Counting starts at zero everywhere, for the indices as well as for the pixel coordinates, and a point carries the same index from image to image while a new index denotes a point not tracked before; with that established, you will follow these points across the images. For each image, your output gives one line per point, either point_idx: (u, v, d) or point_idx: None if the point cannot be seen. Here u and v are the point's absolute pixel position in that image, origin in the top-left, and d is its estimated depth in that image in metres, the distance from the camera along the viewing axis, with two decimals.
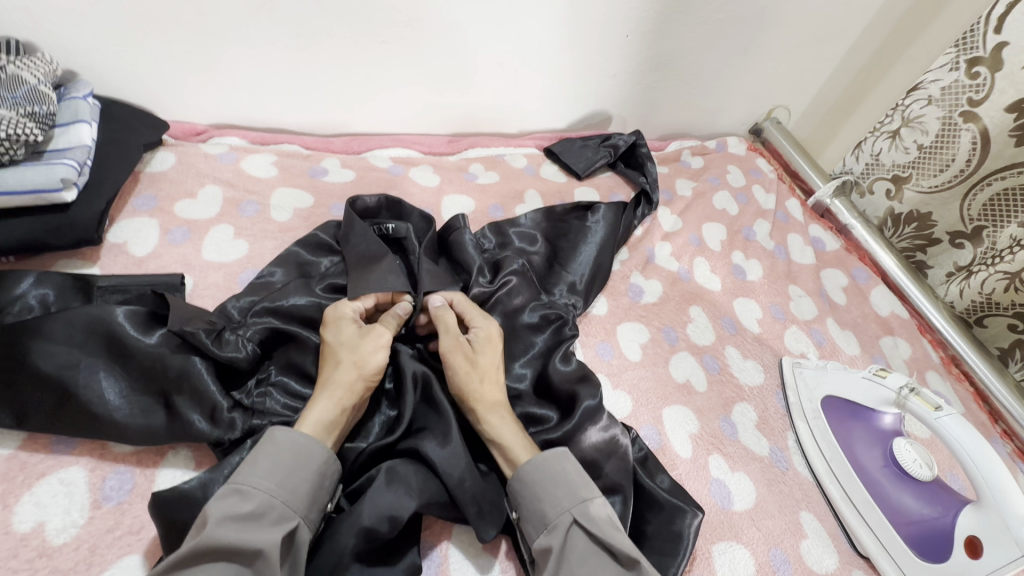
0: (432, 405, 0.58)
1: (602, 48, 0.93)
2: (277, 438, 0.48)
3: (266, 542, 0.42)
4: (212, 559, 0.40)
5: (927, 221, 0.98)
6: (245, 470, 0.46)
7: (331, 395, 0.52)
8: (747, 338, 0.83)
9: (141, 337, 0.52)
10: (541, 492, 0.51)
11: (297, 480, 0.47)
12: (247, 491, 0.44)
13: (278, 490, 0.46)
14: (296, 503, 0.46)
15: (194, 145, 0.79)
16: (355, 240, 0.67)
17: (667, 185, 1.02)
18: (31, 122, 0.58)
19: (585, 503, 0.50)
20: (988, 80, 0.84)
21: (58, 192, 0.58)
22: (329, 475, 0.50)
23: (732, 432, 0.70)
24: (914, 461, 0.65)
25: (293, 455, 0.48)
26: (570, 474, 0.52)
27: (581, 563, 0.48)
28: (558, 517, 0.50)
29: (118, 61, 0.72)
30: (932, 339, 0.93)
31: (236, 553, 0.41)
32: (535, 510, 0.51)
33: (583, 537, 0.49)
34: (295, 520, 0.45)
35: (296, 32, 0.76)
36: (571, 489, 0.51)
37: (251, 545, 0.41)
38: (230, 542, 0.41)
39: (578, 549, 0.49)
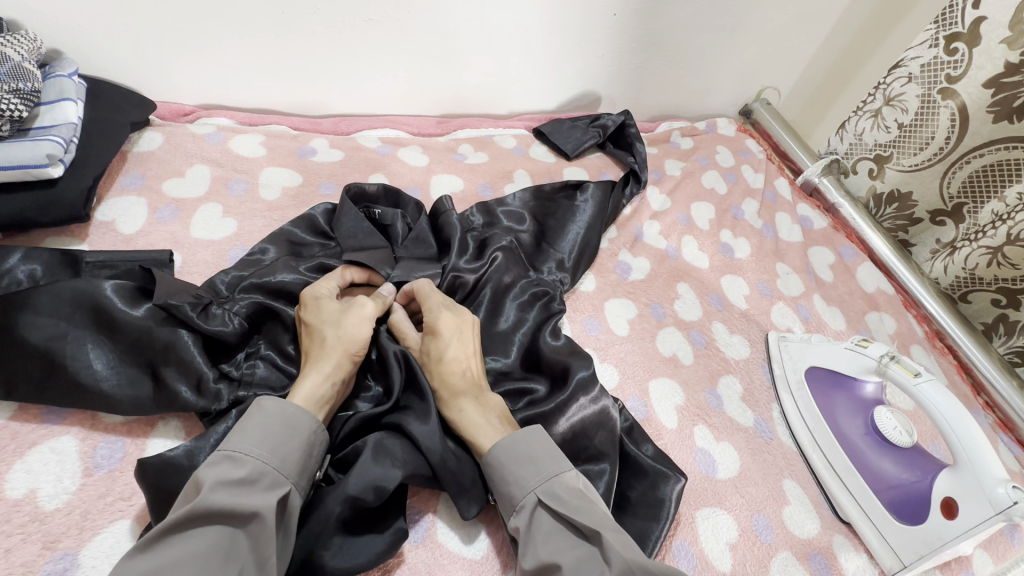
0: (415, 388, 0.58)
1: (589, 26, 0.93)
2: (267, 406, 0.48)
3: (262, 505, 0.43)
4: (208, 523, 0.40)
5: (908, 201, 1.00)
6: (235, 438, 0.46)
7: (320, 370, 0.53)
8: (734, 313, 0.84)
9: (128, 310, 0.53)
10: (507, 475, 0.52)
11: (288, 448, 0.47)
12: (241, 459, 0.45)
13: (270, 458, 0.46)
14: (287, 470, 0.47)
15: (182, 125, 0.79)
16: (344, 225, 0.68)
17: (656, 165, 1.03)
18: (17, 98, 0.58)
19: (549, 483, 0.51)
20: (966, 56, 0.84)
21: (45, 168, 0.58)
22: (317, 444, 0.50)
23: (717, 403, 0.71)
24: (895, 428, 0.66)
25: (284, 424, 0.48)
26: (535, 453, 0.53)
27: (547, 541, 0.48)
28: (523, 497, 0.51)
29: (103, 40, 0.72)
30: (917, 314, 0.94)
31: (232, 516, 0.41)
32: (504, 494, 0.52)
33: (549, 516, 0.50)
34: (287, 486, 0.46)
35: (282, 11, 0.76)
36: (538, 469, 0.52)
37: (249, 508, 0.42)
38: (228, 505, 0.41)
39: (543, 528, 0.49)
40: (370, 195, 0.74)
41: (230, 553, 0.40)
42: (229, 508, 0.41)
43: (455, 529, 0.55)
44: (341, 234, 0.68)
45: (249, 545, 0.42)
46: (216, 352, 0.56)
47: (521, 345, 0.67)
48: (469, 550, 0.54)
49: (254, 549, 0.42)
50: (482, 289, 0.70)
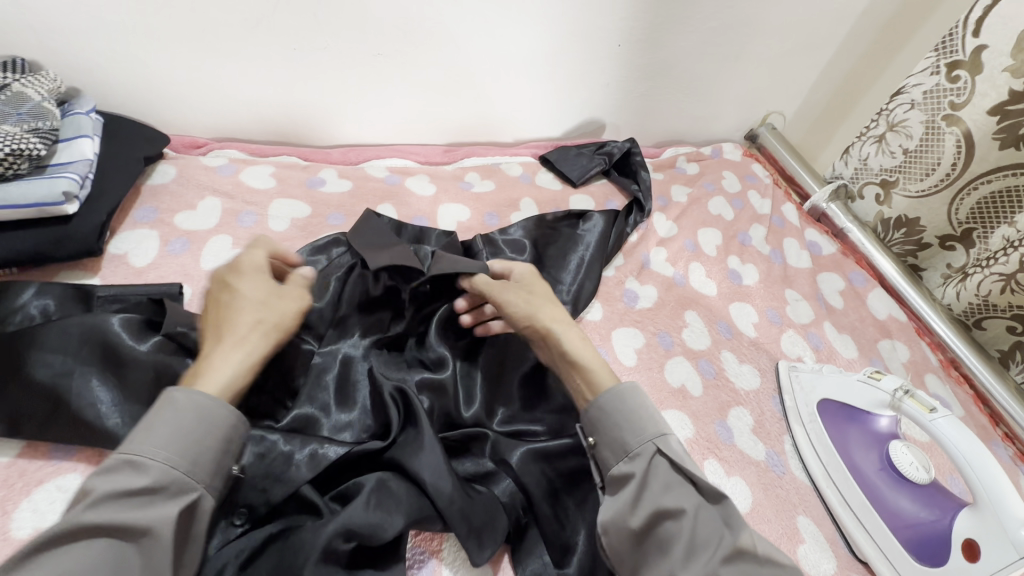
0: (411, 420, 0.57)
1: (594, 56, 0.94)
2: (177, 400, 0.45)
3: (156, 518, 0.40)
4: (91, 538, 0.38)
5: (915, 226, 0.99)
6: (140, 437, 0.43)
7: (245, 353, 0.51)
8: (744, 342, 0.83)
9: (135, 345, 0.54)
10: (624, 422, 0.52)
11: (201, 448, 0.44)
12: (142, 463, 0.41)
13: (178, 461, 0.43)
14: (197, 473, 0.44)
15: (195, 158, 0.80)
16: (366, 233, 0.71)
17: (662, 192, 1.03)
18: (35, 137, 0.60)
19: (667, 437, 0.51)
20: (969, 84, 0.84)
21: (60, 205, 0.59)
22: (236, 440, 0.47)
23: (727, 436, 0.70)
24: (912, 463, 0.65)
25: (196, 421, 0.45)
26: (650, 406, 0.53)
27: (666, 490, 0.48)
28: (640, 445, 0.50)
29: (120, 78, 0.75)
30: (931, 341, 0.92)
31: (119, 529, 0.39)
32: (616, 439, 0.51)
33: (667, 467, 0.50)
34: (197, 491, 0.43)
35: (293, 47, 0.78)
36: (653, 421, 0.52)
37: (139, 522, 0.39)
38: (115, 519, 0.39)
39: (661, 477, 0.49)
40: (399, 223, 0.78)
41: (117, 569, 0.38)
42: (114, 524, 0.39)
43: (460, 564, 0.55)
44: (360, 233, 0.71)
45: (139, 561, 0.39)
46: None
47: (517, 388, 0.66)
48: None
49: (146, 566, 0.39)
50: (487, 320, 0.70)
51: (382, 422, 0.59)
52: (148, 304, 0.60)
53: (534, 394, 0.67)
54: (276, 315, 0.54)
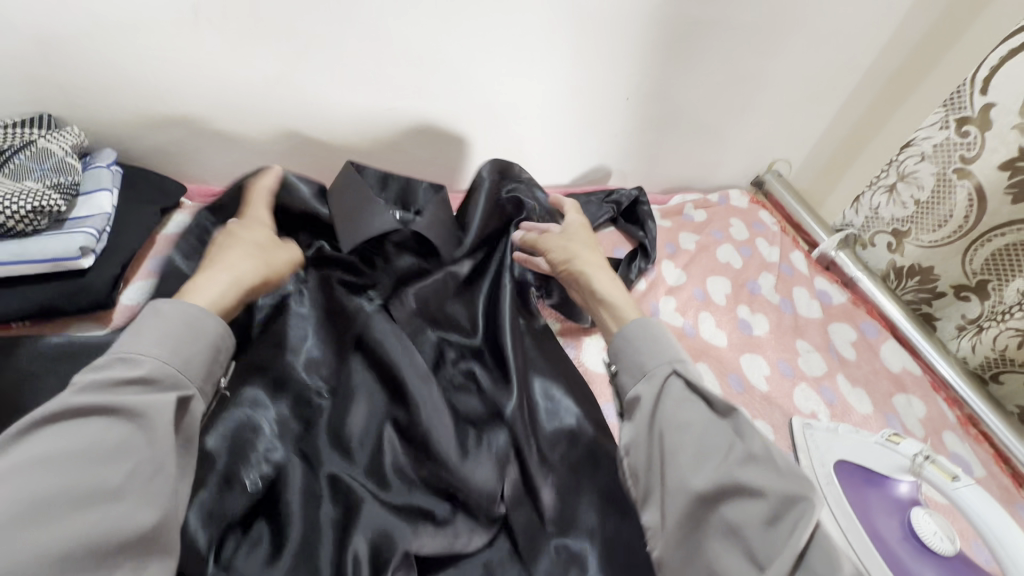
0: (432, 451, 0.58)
1: (603, 108, 0.97)
2: (166, 308, 0.50)
3: (155, 401, 0.44)
4: (91, 416, 0.42)
5: (930, 275, 0.98)
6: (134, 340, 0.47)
7: (230, 275, 0.58)
8: (755, 397, 0.81)
9: None
10: (642, 348, 0.58)
11: (191, 349, 0.49)
12: (136, 356, 0.45)
13: (171, 357, 0.47)
14: (189, 373, 0.48)
15: (210, 207, 0.82)
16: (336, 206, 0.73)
17: (670, 239, 1.03)
18: (57, 193, 0.61)
19: (683, 362, 0.56)
20: (979, 138, 0.85)
21: (76, 260, 0.60)
22: (223, 350, 0.52)
23: None
24: (935, 534, 0.63)
25: (185, 325, 0.50)
26: (667, 337, 0.59)
27: (677, 404, 0.53)
28: (653, 367, 0.56)
29: (144, 131, 0.77)
30: (947, 396, 0.90)
31: (116, 408, 0.42)
32: (633, 365, 0.58)
33: (681, 387, 0.54)
34: (189, 388, 0.47)
35: (312, 101, 0.80)
36: (668, 348, 0.57)
37: (141, 402, 0.43)
38: (115, 398, 0.42)
39: (674, 394, 0.54)
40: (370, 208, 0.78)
41: (117, 447, 0.41)
42: (114, 401, 0.42)
43: None
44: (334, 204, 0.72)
45: (141, 441, 0.42)
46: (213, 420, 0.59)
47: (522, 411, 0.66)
48: None
49: (149, 449, 0.42)
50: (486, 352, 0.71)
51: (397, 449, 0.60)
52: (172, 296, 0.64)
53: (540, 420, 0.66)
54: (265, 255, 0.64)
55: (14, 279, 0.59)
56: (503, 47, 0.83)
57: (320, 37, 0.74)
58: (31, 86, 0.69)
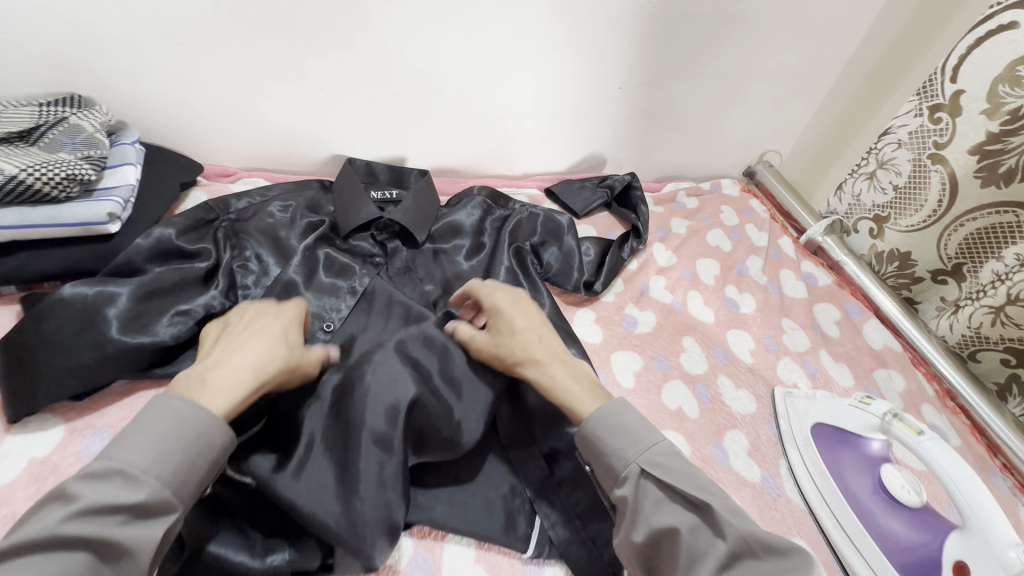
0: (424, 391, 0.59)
1: (596, 97, 1.01)
2: (176, 408, 0.45)
3: (141, 540, 0.41)
4: (69, 549, 0.38)
5: (908, 260, 1.02)
6: (129, 444, 0.43)
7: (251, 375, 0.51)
8: (740, 368, 0.85)
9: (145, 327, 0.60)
10: (606, 447, 0.54)
11: (191, 467, 0.45)
12: (134, 476, 0.42)
13: (168, 480, 0.43)
14: (183, 493, 0.44)
15: (225, 186, 0.87)
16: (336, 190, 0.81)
17: (662, 224, 1.08)
18: (87, 164, 0.66)
19: (650, 451, 0.53)
20: (950, 125, 0.89)
21: (104, 225, 0.65)
22: (223, 461, 0.48)
23: (723, 457, 0.72)
24: (903, 487, 0.67)
25: (192, 434, 0.45)
26: (630, 423, 0.55)
27: (657, 509, 0.50)
28: (626, 468, 0.53)
29: (164, 114, 0.83)
30: (927, 371, 0.94)
31: (99, 544, 0.39)
32: (606, 465, 0.55)
33: (654, 485, 0.51)
34: (178, 512, 0.44)
35: (319, 87, 0.85)
36: (636, 440, 0.54)
37: (126, 542, 0.40)
38: (96, 534, 0.39)
39: (650, 497, 0.51)
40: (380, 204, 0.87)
41: None
42: (97, 539, 0.39)
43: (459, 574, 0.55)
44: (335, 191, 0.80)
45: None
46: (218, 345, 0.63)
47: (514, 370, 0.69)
48: None
49: None
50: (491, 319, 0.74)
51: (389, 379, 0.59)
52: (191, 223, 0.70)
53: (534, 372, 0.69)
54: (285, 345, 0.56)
55: (47, 242, 0.64)
56: (500, 38, 0.87)
57: (326, 28, 0.79)
58: (63, 69, 0.75)
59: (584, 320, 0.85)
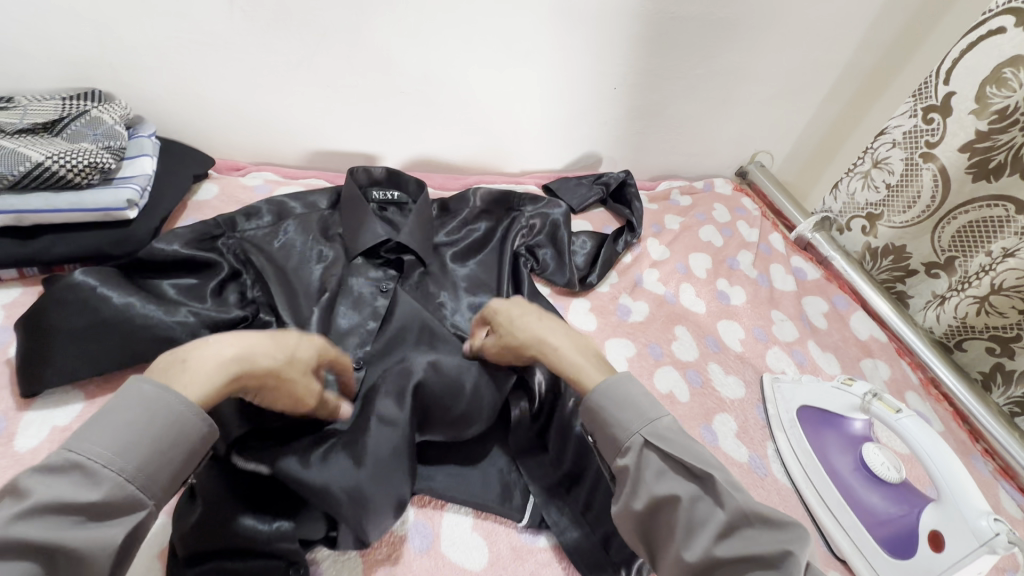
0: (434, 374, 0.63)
1: (593, 97, 1.05)
2: (147, 396, 0.43)
3: (100, 541, 0.39)
4: (20, 557, 0.36)
5: (903, 253, 1.05)
6: (96, 434, 0.41)
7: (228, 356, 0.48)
8: (729, 356, 0.88)
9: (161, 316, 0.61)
10: (610, 419, 0.54)
11: (161, 463, 0.43)
12: (94, 471, 0.40)
13: (134, 475, 0.41)
14: (151, 490, 0.42)
15: (235, 178, 0.91)
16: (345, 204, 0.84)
17: (656, 220, 1.12)
18: (108, 153, 0.70)
19: (654, 424, 0.53)
20: (941, 125, 0.93)
21: (123, 211, 0.68)
22: (195, 457, 0.46)
23: (712, 438, 0.75)
24: (883, 463, 0.69)
25: (163, 428, 0.43)
26: (637, 397, 0.55)
27: (659, 481, 0.50)
28: (629, 439, 0.52)
29: (178, 109, 0.87)
30: (911, 361, 0.97)
31: (56, 547, 0.37)
32: (608, 435, 0.54)
33: (657, 457, 0.51)
34: (145, 509, 0.42)
35: (327, 85, 0.89)
36: (640, 413, 0.54)
37: (81, 545, 0.38)
38: (53, 539, 0.37)
39: (653, 468, 0.51)
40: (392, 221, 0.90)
41: None
42: (54, 544, 0.37)
43: (457, 540, 0.58)
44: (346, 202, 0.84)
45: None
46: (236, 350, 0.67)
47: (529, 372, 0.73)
48: (469, 562, 0.56)
49: None
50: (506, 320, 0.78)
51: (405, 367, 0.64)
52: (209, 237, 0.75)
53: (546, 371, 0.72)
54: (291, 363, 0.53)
55: (69, 227, 0.68)
56: (500, 38, 0.91)
57: (335, 27, 0.83)
58: (84, 67, 0.79)
59: (579, 308, 0.88)
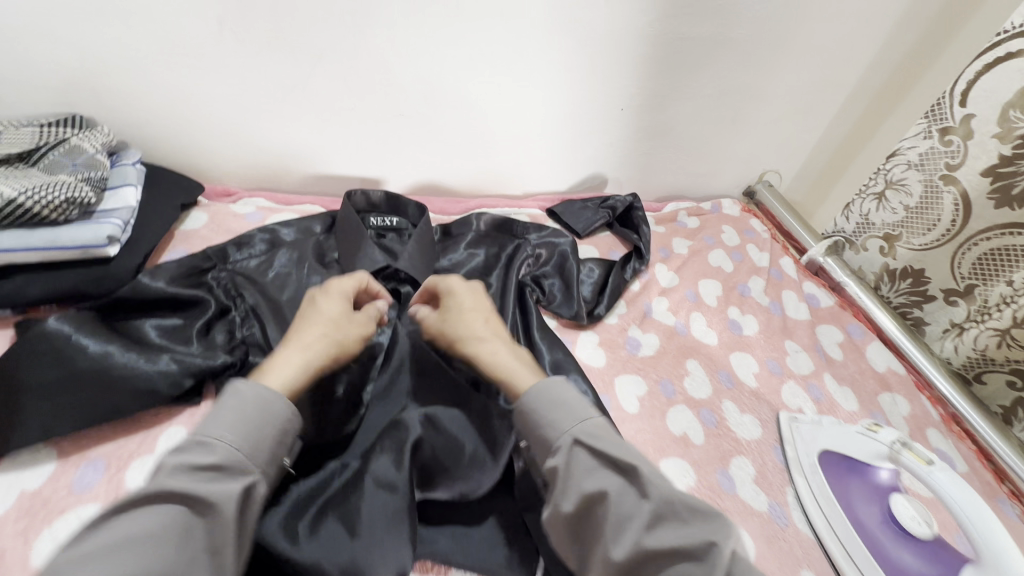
0: (433, 427, 0.61)
1: (599, 118, 1.02)
2: (241, 389, 0.49)
3: (220, 493, 0.42)
4: (167, 503, 0.40)
5: (921, 277, 1.02)
6: (209, 419, 0.46)
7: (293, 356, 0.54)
8: (744, 392, 0.84)
9: (142, 365, 0.57)
10: (540, 420, 0.54)
11: (260, 435, 0.47)
12: (207, 441, 0.44)
13: (242, 442, 0.46)
14: (256, 457, 0.46)
15: (226, 206, 0.87)
16: (339, 231, 0.79)
17: (663, 244, 1.08)
18: (87, 186, 0.66)
19: (584, 424, 0.53)
20: (961, 147, 0.90)
21: (103, 247, 0.64)
22: (289, 433, 0.50)
23: (729, 485, 0.71)
24: (913, 518, 0.66)
25: (258, 410, 0.48)
26: (569, 402, 0.55)
27: (588, 475, 0.49)
28: (558, 438, 0.52)
29: (165, 133, 0.82)
30: (932, 395, 0.93)
31: (187, 499, 0.40)
32: (540, 436, 0.54)
33: (585, 454, 0.50)
34: (254, 473, 0.45)
35: (323, 108, 0.85)
36: (571, 413, 0.54)
37: (208, 493, 0.41)
38: (184, 487, 0.41)
39: (582, 465, 0.50)
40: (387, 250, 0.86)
41: (183, 533, 0.40)
42: (187, 492, 0.41)
43: None
44: (339, 228, 0.79)
45: (202, 534, 0.41)
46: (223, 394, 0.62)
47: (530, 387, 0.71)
48: None
49: (208, 537, 0.41)
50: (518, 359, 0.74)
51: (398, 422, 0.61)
52: (195, 269, 0.69)
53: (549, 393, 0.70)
54: (341, 327, 0.59)
55: (45, 265, 0.63)
56: (503, 59, 0.87)
57: (331, 48, 0.79)
58: (66, 91, 0.74)
59: (587, 342, 0.84)
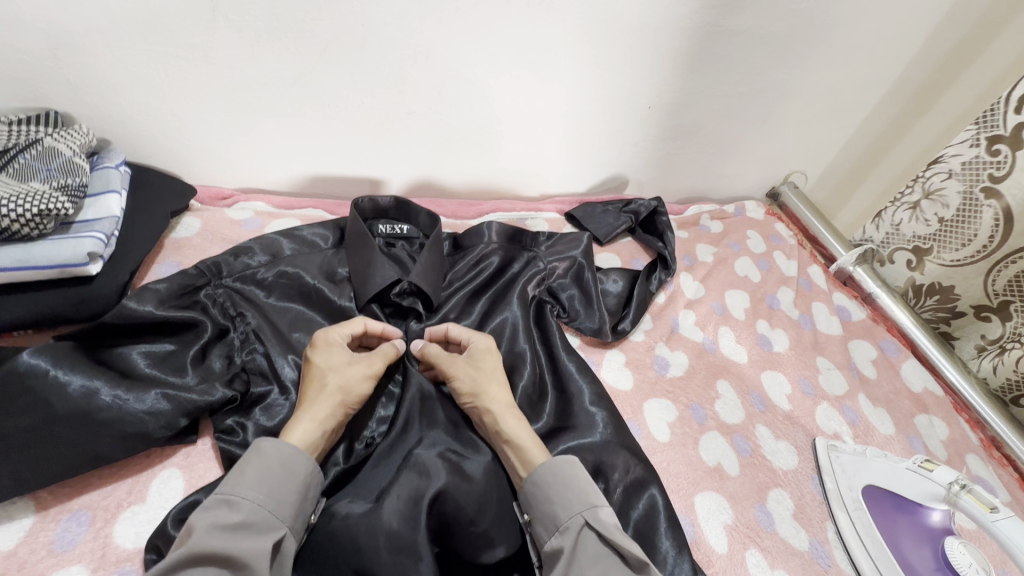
0: (458, 471, 0.56)
1: (622, 117, 0.94)
2: (264, 449, 0.49)
3: (255, 549, 0.43)
4: (202, 565, 0.41)
5: (949, 294, 0.97)
6: (232, 479, 0.47)
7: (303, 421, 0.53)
8: (778, 416, 0.79)
9: (131, 406, 0.52)
10: (552, 495, 0.52)
11: (285, 489, 0.48)
12: (235, 500, 0.45)
13: (265, 500, 0.47)
14: (283, 512, 0.47)
15: (219, 211, 0.80)
16: (349, 236, 0.72)
17: (688, 251, 1.02)
18: (64, 196, 0.58)
19: (595, 508, 0.51)
20: (1010, 158, 0.83)
21: (85, 266, 0.57)
22: (313, 485, 0.51)
23: (768, 522, 0.67)
24: (970, 565, 0.62)
25: (280, 464, 0.49)
26: (581, 480, 0.53)
27: (593, 564, 0.48)
28: (569, 518, 0.50)
29: (152, 131, 0.75)
30: (969, 418, 0.90)
31: (223, 558, 0.41)
32: (549, 513, 0.52)
33: (594, 539, 0.50)
34: (283, 528, 0.46)
35: (327, 104, 0.78)
36: (583, 494, 0.52)
37: (241, 552, 0.42)
38: (220, 547, 0.42)
39: (589, 551, 0.49)
40: (398, 256, 0.79)
41: None
42: (220, 549, 0.41)
43: None
44: (349, 235, 0.72)
45: None
46: (224, 428, 0.56)
47: (552, 412, 0.67)
48: None
49: None
50: (540, 383, 0.70)
51: (417, 467, 0.55)
52: (194, 288, 0.62)
53: (572, 417, 0.66)
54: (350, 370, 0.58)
55: (19, 286, 0.56)
56: (523, 54, 0.80)
57: (338, 37, 0.70)
58: (36, 84, 0.66)
59: (612, 363, 0.79)
